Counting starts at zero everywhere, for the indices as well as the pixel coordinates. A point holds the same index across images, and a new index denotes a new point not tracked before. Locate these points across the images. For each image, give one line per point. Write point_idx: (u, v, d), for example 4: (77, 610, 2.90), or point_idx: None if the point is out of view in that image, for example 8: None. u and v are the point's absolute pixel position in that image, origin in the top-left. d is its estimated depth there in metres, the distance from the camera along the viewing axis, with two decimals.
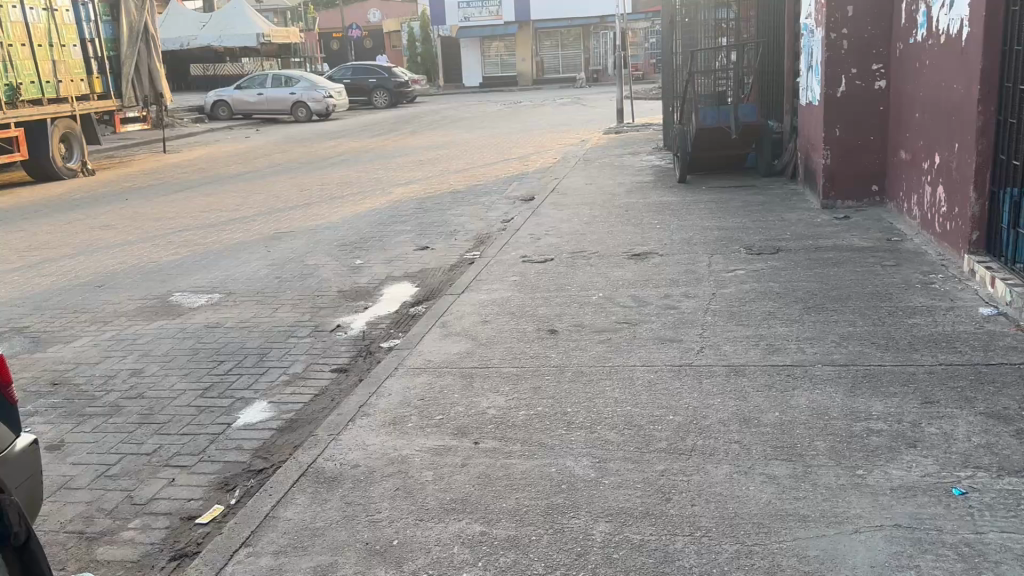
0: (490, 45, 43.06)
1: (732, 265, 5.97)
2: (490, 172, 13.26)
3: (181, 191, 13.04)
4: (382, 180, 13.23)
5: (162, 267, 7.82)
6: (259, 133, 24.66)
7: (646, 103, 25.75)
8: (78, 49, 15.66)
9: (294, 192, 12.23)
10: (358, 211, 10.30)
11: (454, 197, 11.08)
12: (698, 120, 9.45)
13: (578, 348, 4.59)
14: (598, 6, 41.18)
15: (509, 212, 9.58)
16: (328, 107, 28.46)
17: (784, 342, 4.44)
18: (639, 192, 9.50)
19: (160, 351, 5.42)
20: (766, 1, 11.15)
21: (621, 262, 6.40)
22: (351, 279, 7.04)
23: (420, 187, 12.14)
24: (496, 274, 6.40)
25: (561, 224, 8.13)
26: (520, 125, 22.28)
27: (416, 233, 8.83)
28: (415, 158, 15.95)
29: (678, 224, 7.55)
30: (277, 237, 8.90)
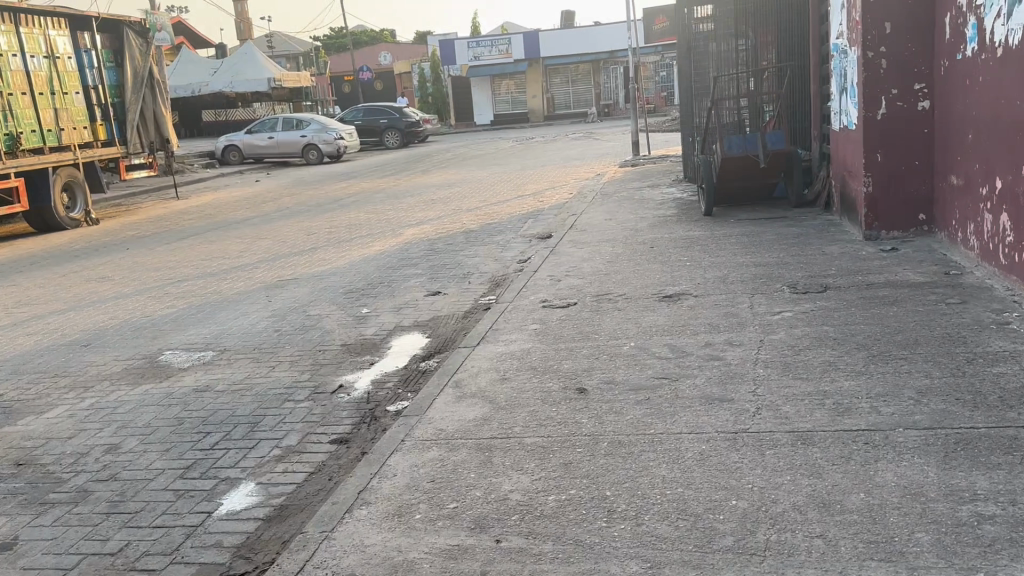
0: (501, 83, 43.04)
1: (777, 307, 5.36)
2: (505, 209, 12.75)
3: (185, 238, 12.62)
4: (392, 221, 12.75)
5: (156, 322, 7.32)
6: (270, 176, 24.40)
7: (660, 135, 25.32)
8: (80, 95, 15.71)
9: (300, 237, 11.76)
10: (366, 255, 9.78)
11: (467, 236, 10.55)
12: (723, 149, 8.88)
13: (612, 410, 3.97)
14: (607, 41, 41.11)
15: (525, 252, 9.03)
16: (339, 149, 28.27)
17: (854, 401, 3.81)
18: (662, 227, 8.93)
19: (141, 422, 4.87)
20: (788, 24, 10.64)
21: (652, 305, 5.80)
22: (356, 329, 6.47)
23: (432, 227, 11.64)
24: (514, 321, 5.82)
25: (582, 263, 7.56)
26: (533, 161, 21.86)
27: (428, 277, 8.29)
28: (427, 197, 15.50)
29: (709, 261, 6.95)
30: (279, 285, 8.39)
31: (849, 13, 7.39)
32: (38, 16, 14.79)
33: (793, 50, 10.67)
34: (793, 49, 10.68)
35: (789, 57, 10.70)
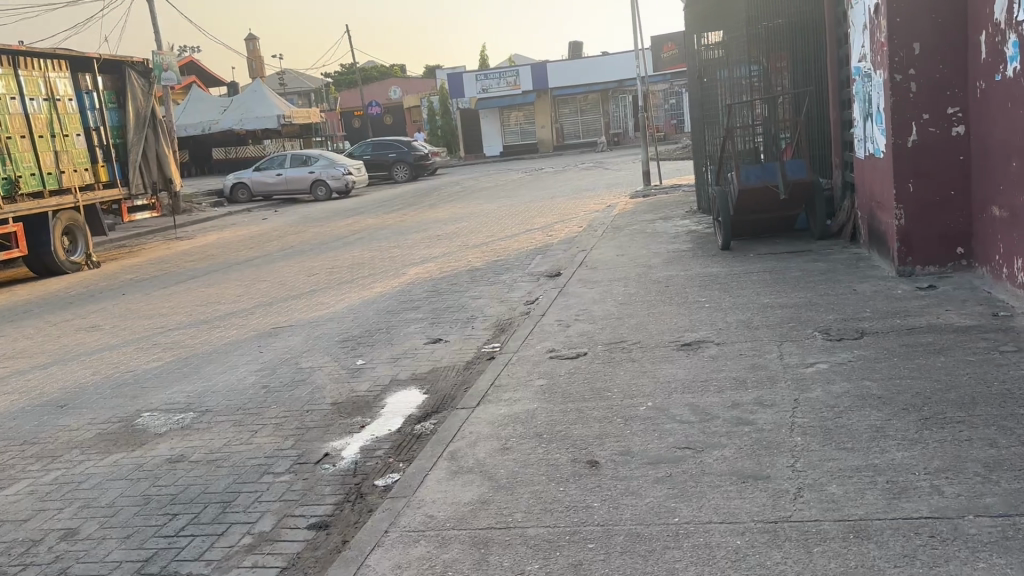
0: (510, 115, 42.94)
1: (810, 358, 4.82)
2: (513, 245, 12.27)
3: (183, 282, 12.21)
4: (396, 259, 12.30)
5: (139, 378, 6.84)
6: (277, 213, 24.11)
7: (671, 164, 24.93)
8: (82, 137, 15.46)
9: (300, 278, 11.32)
10: (366, 298, 9.31)
11: (473, 275, 10.06)
12: (739, 181, 8.39)
13: (629, 488, 3.44)
14: (617, 71, 40.83)
15: (533, 292, 8.53)
16: (348, 184, 28.06)
17: (910, 479, 3.28)
18: (678, 263, 8.41)
19: (105, 500, 4.38)
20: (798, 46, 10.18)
21: (670, 355, 5.27)
22: (349, 384, 5.97)
23: (436, 265, 11.17)
24: (519, 373, 5.31)
25: (592, 305, 7.05)
26: (542, 193, 21.48)
27: (429, 322, 7.79)
28: (433, 233, 15.08)
29: (730, 302, 6.42)
30: (274, 334, 7.92)
31: (873, 34, 6.96)
32: (39, 58, 14.60)
33: (810, 75, 10.20)
34: (810, 73, 10.20)
35: (805, 82, 10.23)
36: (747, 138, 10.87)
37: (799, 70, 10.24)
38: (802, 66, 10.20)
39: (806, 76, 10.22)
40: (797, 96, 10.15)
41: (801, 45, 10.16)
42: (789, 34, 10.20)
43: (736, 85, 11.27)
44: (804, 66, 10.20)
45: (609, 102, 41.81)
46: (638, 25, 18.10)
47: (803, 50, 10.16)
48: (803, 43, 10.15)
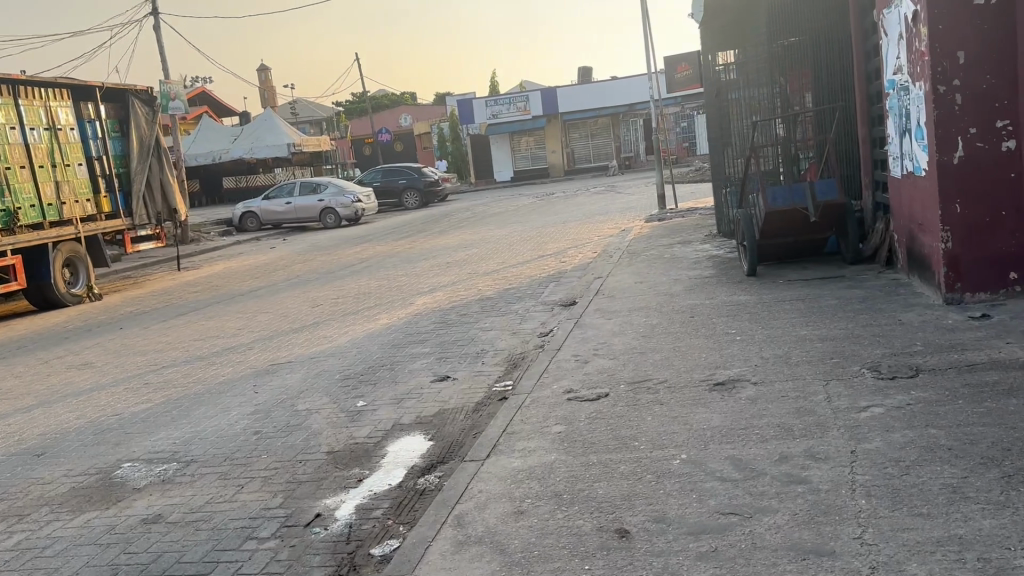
0: (520, 140, 42.70)
1: (862, 402, 4.28)
2: (525, 273, 11.77)
3: (183, 315, 11.76)
4: (404, 288, 11.82)
5: (125, 422, 6.35)
6: (285, 242, 23.76)
7: (685, 187, 24.47)
8: (83, 167, 15.19)
9: (303, 310, 10.85)
10: (370, 331, 8.81)
11: (484, 305, 9.56)
12: (766, 203, 7.86)
13: (667, 566, 2.91)
14: (626, 95, 40.68)
15: (547, 324, 8.00)
16: (357, 212, 27.76)
17: (1008, 556, 2.73)
18: (701, 290, 7.88)
19: (68, 570, 3.87)
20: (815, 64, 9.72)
21: (702, 395, 4.73)
22: (347, 428, 5.45)
23: (445, 295, 10.67)
24: (534, 416, 4.78)
25: (613, 337, 6.52)
26: (554, 218, 21.04)
27: (436, 356, 7.27)
28: (442, 260, 14.61)
29: (764, 335, 5.89)
30: (271, 371, 7.42)
31: (909, 44, 6.48)
32: (42, 87, 14.38)
33: (833, 94, 9.71)
34: (833, 92, 9.71)
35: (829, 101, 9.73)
36: (769, 159, 10.39)
37: (822, 88, 9.74)
38: (825, 84, 9.72)
39: (830, 95, 9.72)
40: (821, 116, 9.66)
41: (824, 63, 9.68)
42: (810, 51, 9.71)
43: (756, 104, 10.78)
44: (827, 84, 9.71)
45: (620, 125, 41.53)
46: (650, 47, 17.73)
47: (825, 68, 9.68)
48: (825, 60, 9.66)
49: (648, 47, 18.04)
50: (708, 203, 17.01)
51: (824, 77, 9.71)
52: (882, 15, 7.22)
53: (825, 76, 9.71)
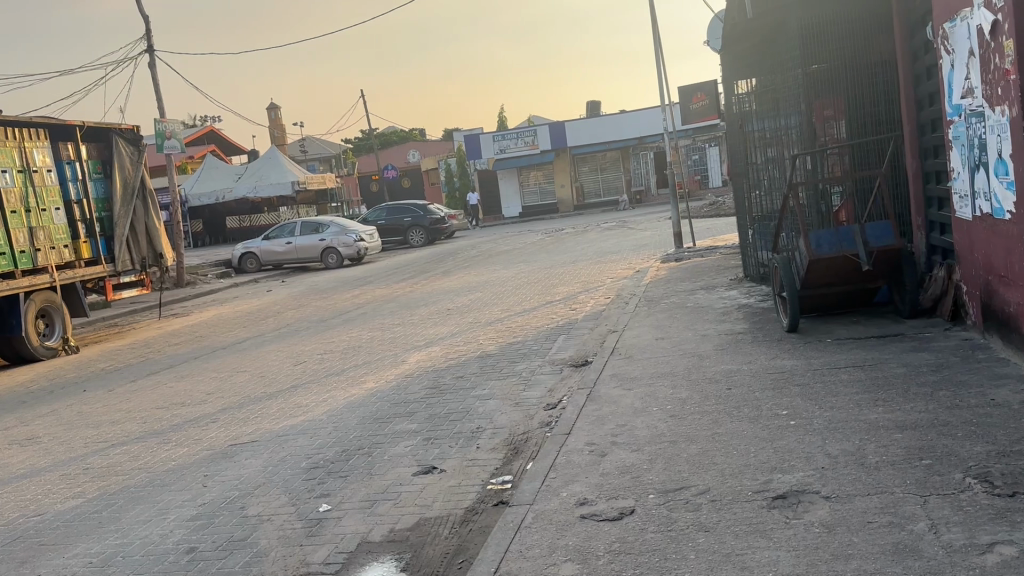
0: (529, 175, 41.89)
1: (986, 541, 3.13)
2: (532, 323, 10.63)
3: (155, 374, 10.65)
4: (398, 341, 10.71)
5: (42, 528, 5.22)
6: (284, 284, 22.76)
7: (700, 223, 23.43)
8: (61, 212, 14.30)
9: (284, 369, 9.73)
10: (353, 397, 7.67)
11: (484, 362, 8.42)
12: (809, 249, 6.77)
13: None
14: (636, 128, 39.92)
15: (555, 391, 6.85)
16: (360, 252, 26.80)
17: None
18: (736, 352, 6.74)
19: None
20: (851, 97, 8.66)
21: (760, 519, 3.58)
22: (301, 548, 4.30)
23: (441, 349, 9.54)
24: (537, 546, 3.62)
25: (633, 416, 5.36)
26: (564, 257, 19.98)
27: (424, 435, 6.11)
28: (443, 307, 13.51)
29: (825, 420, 4.74)
30: (230, 456, 6.29)
31: (986, 63, 5.45)
32: (17, 128, 13.53)
33: (871, 124, 8.65)
34: (871, 122, 8.64)
35: (867, 132, 8.66)
36: (803, 197, 9.29)
37: (858, 118, 8.68)
38: (861, 114, 8.65)
39: (868, 126, 8.65)
40: (858, 150, 8.58)
41: (859, 90, 8.62)
42: (845, 79, 8.66)
43: (785, 137, 9.70)
44: (863, 113, 8.65)
45: (630, 159, 40.69)
46: (662, 76, 16.75)
47: (861, 96, 8.62)
48: (862, 86, 8.61)
49: (660, 76, 17.05)
50: (728, 242, 15.90)
51: (860, 106, 8.64)
52: (945, 31, 6.20)
53: (862, 104, 8.64)
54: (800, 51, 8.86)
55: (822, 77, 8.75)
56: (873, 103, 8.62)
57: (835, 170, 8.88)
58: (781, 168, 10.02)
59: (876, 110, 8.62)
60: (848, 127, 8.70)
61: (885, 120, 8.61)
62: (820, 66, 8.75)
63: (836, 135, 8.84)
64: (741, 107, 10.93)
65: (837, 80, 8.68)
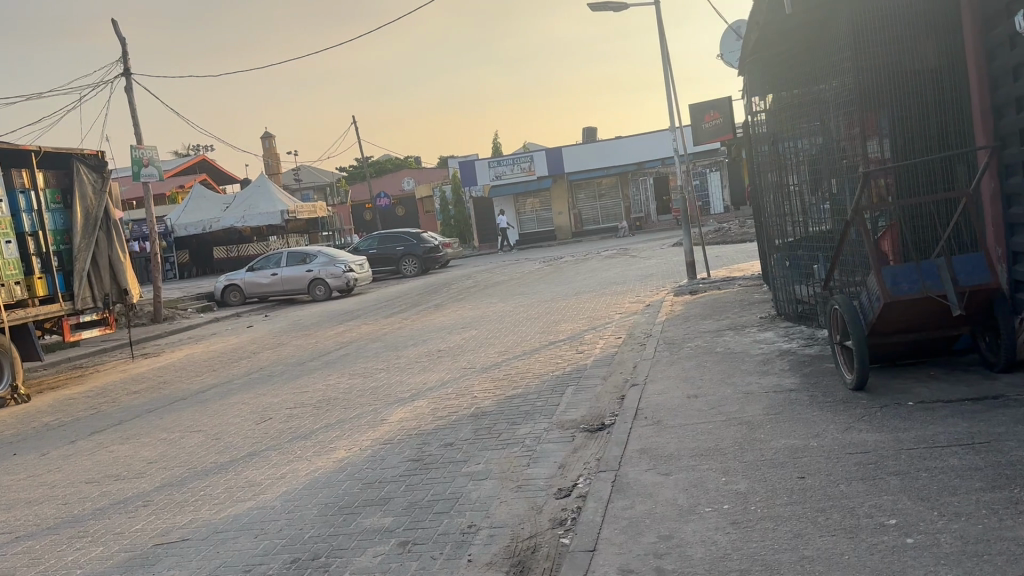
0: (525, 202, 40.68)
1: None
2: (535, 369, 9.22)
3: (99, 434, 9.22)
4: (381, 390, 9.31)
5: None
6: (267, 319, 21.36)
7: (708, 251, 22.18)
8: (12, 245, 12.92)
9: (245, 430, 8.31)
10: (317, 473, 6.26)
11: (478, 422, 7.02)
12: (884, 290, 5.45)
13: None
14: (634, 153, 38.83)
15: (566, 469, 5.45)
16: (349, 283, 25.43)
17: None
18: (795, 422, 5.36)
19: None
20: (902, 105, 7.27)
21: None
22: None
23: (428, 404, 8.15)
24: None
25: (680, 521, 3.99)
26: (565, 288, 18.66)
27: (400, 535, 4.69)
28: (433, 347, 12.11)
29: (959, 545, 3.35)
30: (150, 565, 4.87)
31: None
32: None
33: (921, 140, 7.29)
34: (919, 138, 7.29)
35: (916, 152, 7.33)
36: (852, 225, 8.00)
37: (904, 133, 7.30)
38: (907, 129, 7.29)
39: (916, 143, 7.32)
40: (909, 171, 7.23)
41: (905, 101, 7.26)
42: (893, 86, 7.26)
43: (825, 154, 8.36)
44: (910, 128, 7.28)
45: (629, 185, 39.59)
46: (670, 94, 15.53)
47: (909, 109, 7.27)
48: (911, 97, 7.25)
49: (667, 93, 15.79)
50: (744, 273, 14.59)
51: (903, 120, 7.29)
52: None
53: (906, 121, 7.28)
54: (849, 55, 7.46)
55: (868, 85, 7.34)
56: (923, 116, 7.28)
57: (879, 194, 7.56)
58: (817, 191, 8.68)
59: (929, 121, 7.30)
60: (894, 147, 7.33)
61: (937, 137, 7.30)
62: (868, 72, 7.33)
63: (879, 155, 7.49)
64: (770, 122, 9.57)
65: (881, 90, 7.31)
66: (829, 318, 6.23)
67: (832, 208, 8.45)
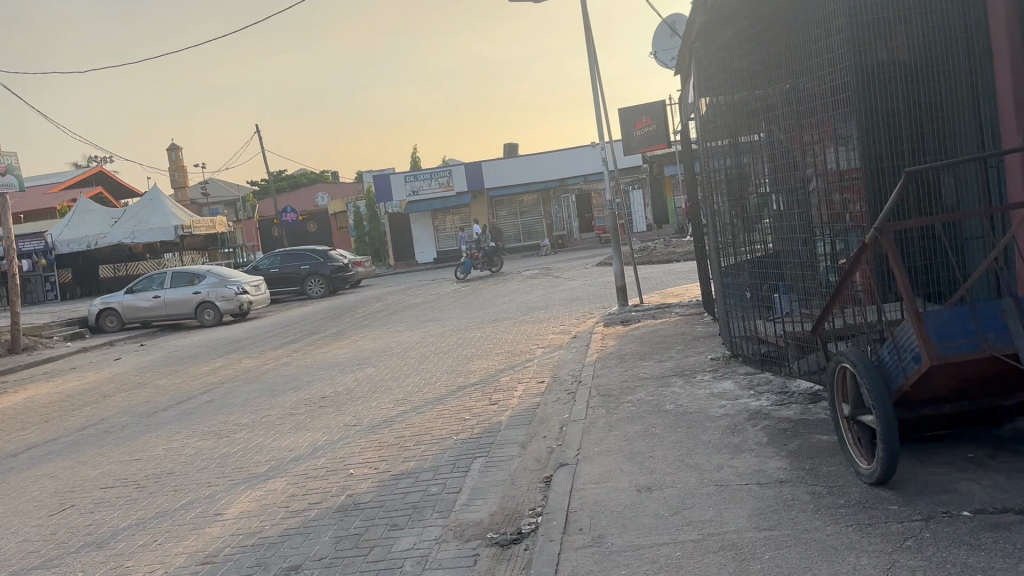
0: (445, 219, 38.76)
1: None
2: (435, 429, 7.19)
3: None
4: (234, 460, 7.11)
5: None
6: (142, 349, 18.72)
7: (637, 271, 20.74)
8: None
9: (31, 527, 6.05)
10: None
11: (344, 525, 4.99)
12: (933, 352, 3.72)
13: None
14: (557, 168, 37.41)
15: None
16: (243, 305, 22.91)
17: None
18: (805, 550, 3.52)
19: None
20: (872, 100, 5.78)
21: None
22: None
23: (286, 484, 6.08)
24: None
25: None
26: (482, 312, 16.80)
27: None
28: (317, 391, 10.00)
29: None
30: None
31: None
32: None
33: (896, 147, 5.81)
34: (895, 145, 5.81)
35: (892, 159, 5.82)
36: (820, 246, 6.39)
37: (877, 140, 5.81)
38: (887, 136, 5.82)
39: (897, 153, 5.82)
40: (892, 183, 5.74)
41: (877, 98, 5.78)
42: (860, 81, 5.77)
43: (774, 164, 6.78)
44: (886, 136, 5.80)
45: (551, 201, 38.17)
46: (599, 97, 13.89)
47: (880, 109, 5.79)
48: (896, 97, 5.78)
49: (593, 96, 14.08)
50: (680, 299, 13.00)
51: (883, 125, 5.82)
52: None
53: (880, 123, 5.80)
54: (842, 43, 5.82)
55: (868, 79, 5.78)
56: (895, 116, 5.81)
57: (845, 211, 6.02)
58: (763, 205, 7.08)
59: (902, 122, 5.81)
60: (861, 154, 5.83)
61: (915, 141, 5.82)
62: (864, 65, 5.75)
63: (846, 165, 5.98)
64: (721, 123, 7.51)
65: (875, 87, 5.78)
66: (833, 386, 4.50)
67: (783, 227, 6.81)
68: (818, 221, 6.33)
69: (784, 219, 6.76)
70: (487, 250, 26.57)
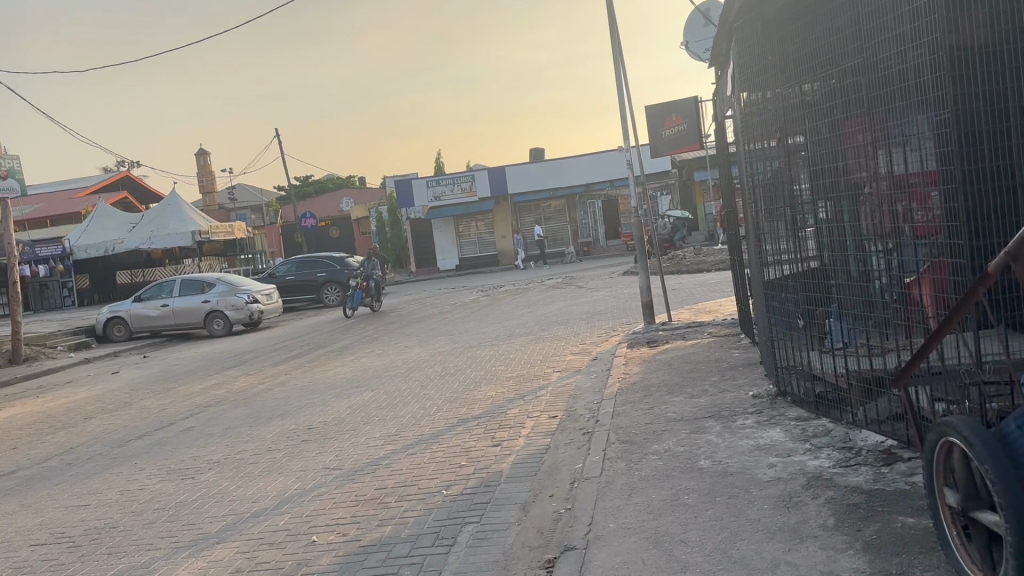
0: (468, 225, 37.72)
1: None
2: (423, 480, 6.05)
3: None
4: (189, 512, 6.05)
5: None
6: (143, 361, 17.86)
7: (665, 282, 19.49)
8: None
9: None
10: None
11: None
12: None
13: None
14: (582, 173, 36.19)
15: None
16: (253, 315, 22.00)
17: None
18: None
19: None
20: (966, 84, 4.49)
21: None
22: None
23: (232, 554, 4.98)
24: None
25: None
26: (498, 327, 15.64)
27: None
28: (303, 420, 8.93)
29: None
30: None
31: None
32: None
33: (996, 144, 4.54)
34: (996, 141, 4.54)
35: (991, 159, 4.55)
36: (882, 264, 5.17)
37: (972, 135, 4.51)
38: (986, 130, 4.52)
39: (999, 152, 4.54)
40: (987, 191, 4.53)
41: (975, 81, 4.49)
42: (953, 59, 4.47)
43: (826, 166, 5.56)
44: (984, 130, 4.52)
45: (576, 207, 36.93)
46: (624, 94, 12.70)
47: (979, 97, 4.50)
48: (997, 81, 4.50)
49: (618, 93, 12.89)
50: (712, 317, 11.75)
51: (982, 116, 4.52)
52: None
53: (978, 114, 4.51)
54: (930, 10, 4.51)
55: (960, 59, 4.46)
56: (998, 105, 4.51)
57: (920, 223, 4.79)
58: (811, 216, 5.86)
59: (1004, 112, 4.53)
60: (944, 154, 4.58)
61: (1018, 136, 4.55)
62: (958, 39, 4.46)
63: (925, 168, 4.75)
64: (768, 118, 6.29)
65: (969, 69, 4.48)
66: (930, 467, 3.33)
67: (836, 241, 5.59)
68: (875, 233, 5.16)
69: (831, 230, 5.62)
70: (375, 279, 21.45)
